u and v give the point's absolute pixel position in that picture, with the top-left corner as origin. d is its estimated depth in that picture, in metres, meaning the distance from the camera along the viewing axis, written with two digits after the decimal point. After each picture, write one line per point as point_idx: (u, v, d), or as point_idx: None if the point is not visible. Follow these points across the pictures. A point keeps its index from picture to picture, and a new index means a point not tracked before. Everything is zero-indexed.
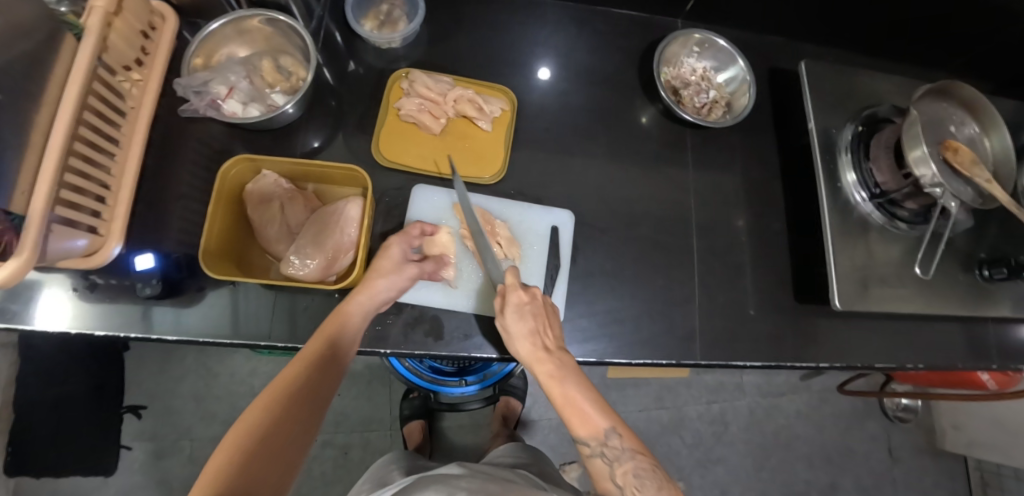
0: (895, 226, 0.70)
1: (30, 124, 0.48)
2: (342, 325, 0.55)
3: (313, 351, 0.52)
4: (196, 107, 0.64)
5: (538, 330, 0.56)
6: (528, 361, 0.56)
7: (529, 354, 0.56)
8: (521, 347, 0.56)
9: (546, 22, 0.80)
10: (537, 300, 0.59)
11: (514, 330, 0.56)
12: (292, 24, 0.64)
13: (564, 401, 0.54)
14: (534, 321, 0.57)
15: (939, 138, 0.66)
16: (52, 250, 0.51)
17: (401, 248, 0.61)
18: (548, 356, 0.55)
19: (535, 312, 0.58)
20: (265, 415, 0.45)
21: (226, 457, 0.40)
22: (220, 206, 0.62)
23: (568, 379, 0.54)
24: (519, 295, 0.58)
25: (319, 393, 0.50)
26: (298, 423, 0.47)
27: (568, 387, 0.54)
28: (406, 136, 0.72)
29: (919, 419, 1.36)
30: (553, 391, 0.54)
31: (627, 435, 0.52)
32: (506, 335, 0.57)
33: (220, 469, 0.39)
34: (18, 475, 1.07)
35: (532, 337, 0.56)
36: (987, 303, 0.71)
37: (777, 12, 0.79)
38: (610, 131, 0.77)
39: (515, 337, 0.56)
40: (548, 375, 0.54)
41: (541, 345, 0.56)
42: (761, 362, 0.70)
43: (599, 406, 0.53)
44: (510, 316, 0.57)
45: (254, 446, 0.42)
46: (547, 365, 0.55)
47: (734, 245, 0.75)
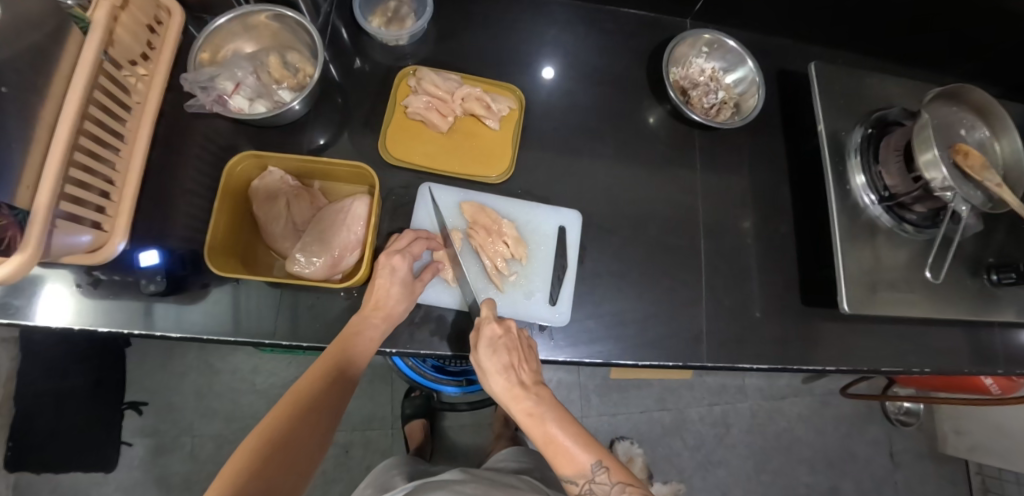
0: (904, 230, 0.70)
1: (35, 117, 0.48)
2: (356, 337, 0.56)
3: (328, 363, 0.54)
4: (203, 103, 0.63)
5: (512, 364, 0.55)
6: (505, 399, 0.55)
7: (505, 392, 0.55)
8: (496, 383, 0.55)
9: (554, 21, 0.80)
10: (511, 333, 0.58)
11: (487, 366, 0.55)
12: (299, 20, 0.64)
13: (545, 438, 0.53)
14: (508, 355, 0.56)
15: (948, 142, 0.66)
16: (56, 246, 0.51)
17: (404, 263, 0.60)
18: (525, 391, 0.54)
19: (509, 345, 0.57)
20: (282, 422, 0.47)
21: (241, 462, 0.43)
22: (228, 201, 0.62)
23: (546, 416, 0.53)
24: (492, 329, 0.57)
25: (335, 403, 0.52)
26: (313, 432, 0.49)
27: (547, 424, 0.53)
28: (413, 134, 0.71)
29: (921, 424, 1.36)
30: (533, 430, 0.53)
31: (614, 469, 0.50)
32: (480, 372, 0.56)
33: (234, 474, 0.42)
34: (17, 471, 1.07)
35: (506, 373, 0.55)
36: (996, 307, 0.71)
37: (787, 13, 0.79)
38: (617, 131, 0.77)
39: (488, 373, 0.55)
40: (525, 413, 0.53)
41: (516, 380, 0.55)
42: (768, 365, 0.70)
43: (582, 440, 0.52)
44: (482, 353, 0.56)
45: (268, 453, 0.45)
46: (524, 403, 0.54)
47: (741, 248, 0.75)
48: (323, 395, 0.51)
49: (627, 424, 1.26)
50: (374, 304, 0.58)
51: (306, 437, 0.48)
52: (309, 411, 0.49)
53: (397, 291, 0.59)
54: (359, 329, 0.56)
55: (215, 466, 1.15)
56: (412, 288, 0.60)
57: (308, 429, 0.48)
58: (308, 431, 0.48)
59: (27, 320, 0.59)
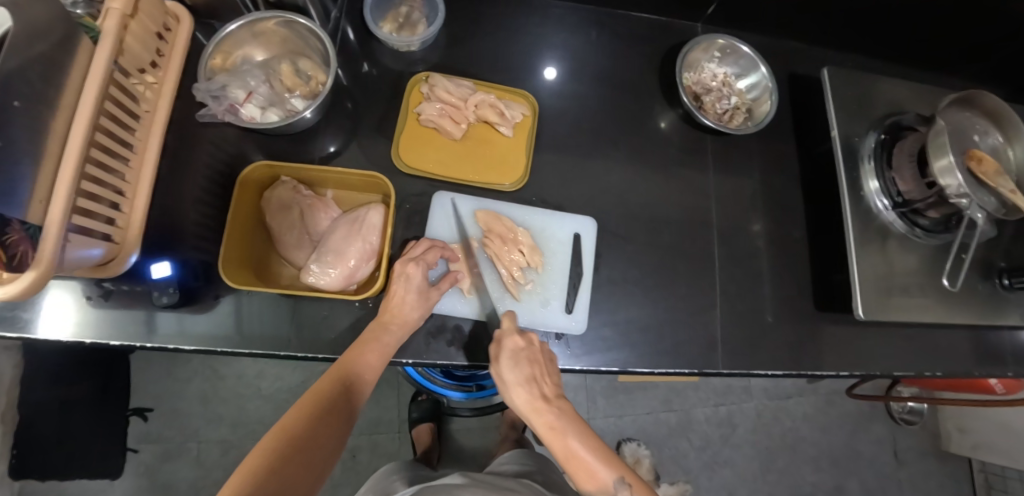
0: (917, 235, 0.70)
1: (46, 130, 0.47)
2: (372, 347, 0.56)
3: (343, 367, 0.54)
4: (214, 112, 0.62)
5: (534, 376, 0.56)
6: (526, 412, 0.56)
7: (526, 404, 0.55)
8: (518, 395, 0.56)
9: (566, 25, 0.79)
10: (533, 346, 0.59)
11: (510, 378, 0.56)
12: (310, 26, 0.63)
13: (566, 453, 0.53)
14: (530, 367, 0.57)
15: (962, 147, 0.66)
16: (68, 260, 0.50)
17: (420, 272, 0.60)
18: (547, 404, 0.55)
19: (530, 357, 0.58)
20: (300, 424, 0.47)
21: (258, 460, 0.42)
22: (241, 212, 0.62)
23: (568, 429, 0.54)
24: (514, 341, 0.58)
25: (350, 407, 0.52)
26: (329, 434, 0.48)
27: (569, 439, 0.53)
28: (426, 141, 0.71)
29: (924, 422, 1.37)
30: (554, 444, 0.54)
31: (636, 485, 0.51)
32: (501, 384, 0.57)
33: (252, 471, 0.41)
34: (21, 479, 1.06)
35: (529, 385, 0.56)
36: (1008, 311, 0.71)
37: (799, 17, 0.79)
38: (629, 136, 0.76)
39: (510, 385, 0.56)
40: (548, 426, 0.54)
41: (538, 392, 0.56)
42: (781, 371, 0.70)
43: (604, 456, 0.52)
44: (504, 364, 0.57)
45: (287, 452, 0.44)
46: (546, 417, 0.55)
47: (754, 253, 0.75)
48: (339, 398, 0.51)
49: (633, 425, 1.26)
50: (392, 312, 0.58)
51: (322, 438, 0.47)
52: (326, 413, 0.49)
53: (413, 299, 0.59)
54: (378, 338, 0.56)
55: (222, 471, 1.14)
56: (428, 296, 0.60)
57: (324, 431, 0.48)
58: (324, 433, 0.47)
59: (31, 333, 0.59)
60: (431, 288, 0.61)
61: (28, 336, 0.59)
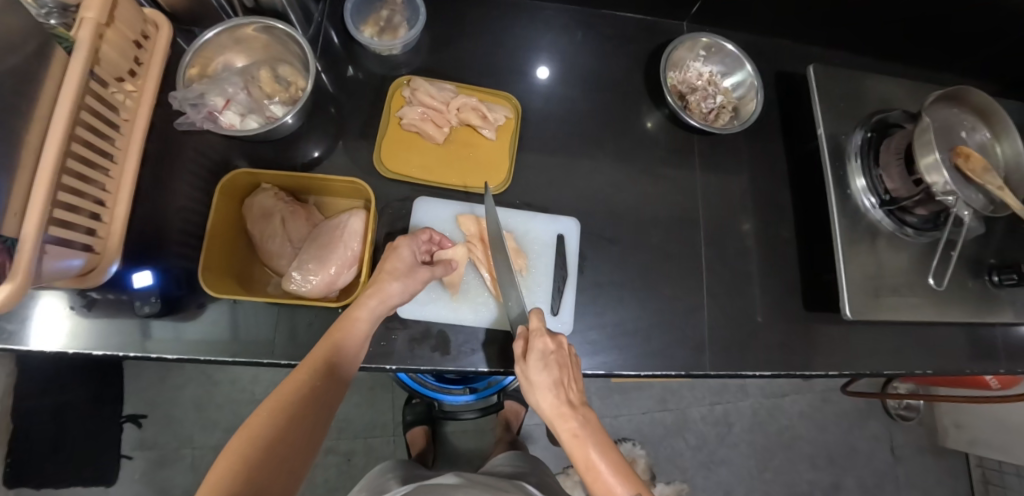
0: (905, 233, 0.69)
1: (20, 142, 0.46)
2: (346, 335, 0.53)
3: (321, 355, 0.51)
4: (194, 120, 0.62)
5: (563, 381, 0.54)
6: (550, 417, 0.53)
7: (552, 409, 0.53)
8: (544, 399, 0.54)
9: (550, 26, 0.78)
10: (562, 349, 0.57)
11: (538, 381, 0.54)
12: (289, 31, 0.63)
13: (585, 464, 0.51)
14: (558, 372, 0.55)
15: (949, 145, 0.65)
16: (47, 272, 0.49)
17: (411, 250, 0.60)
18: (573, 411, 0.53)
19: (559, 361, 0.56)
20: (276, 416, 0.46)
21: (233, 458, 0.42)
22: (221, 220, 0.61)
23: (592, 440, 0.52)
24: (544, 342, 0.56)
25: (329, 396, 0.51)
26: (306, 425, 0.47)
27: (592, 450, 0.51)
28: (409, 146, 0.70)
29: (921, 418, 1.36)
30: (576, 453, 0.52)
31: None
32: (527, 385, 0.55)
33: (227, 476, 0.40)
34: (18, 487, 1.05)
35: (557, 390, 0.53)
36: (998, 308, 0.70)
37: (785, 15, 0.78)
38: (615, 137, 0.76)
39: (537, 387, 0.54)
40: (571, 433, 0.52)
41: (565, 398, 0.53)
42: (771, 371, 0.69)
43: (623, 472, 0.50)
44: (533, 364, 0.55)
45: (262, 448, 0.43)
46: (571, 424, 0.52)
47: (743, 252, 0.74)
48: (317, 388, 0.49)
49: (629, 425, 1.26)
50: (372, 288, 0.56)
51: (298, 430, 0.46)
52: (304, 405, 0.48)
53: (397, 275, 0.58)
54: (354, 321, 0.54)
55: None
56: (415, 273, 0.59)
57: (301, 422, 0.47)
58: (300, 423, 0.47)
59: (22, 345, 0.58)
60: (419, 267, 0.60)
61: (21, 348, 0.58)
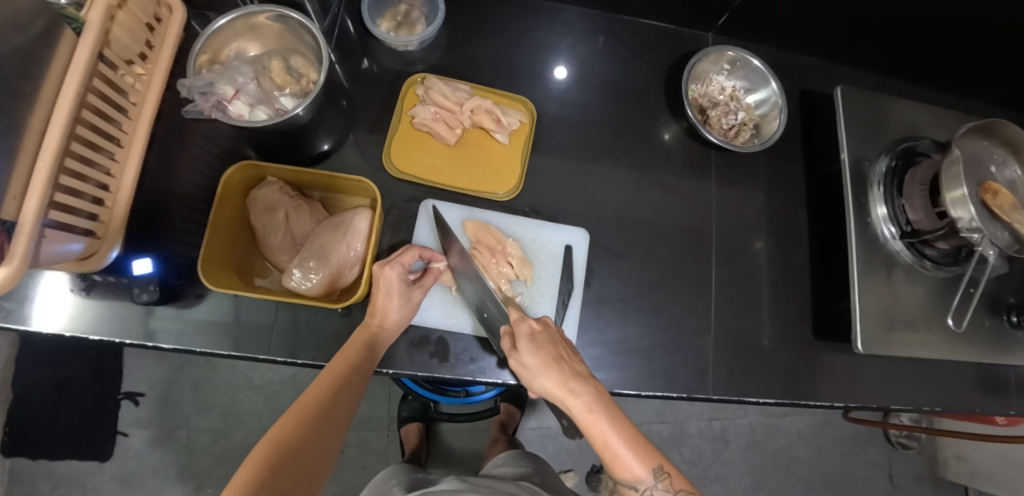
0: (924, 267, 0.67)
1: (24, 125, 0.44)
2: (363, 351, 0.54)
3: (334, 374, 0.51)
4: (201, 108, 0.61)
5: (561, 357, 0.52)
6: (558, 396, 0.49)
7: (558, 386, 0.49)
8: (545, 380, 0.50)
9: (571, 29, 0.77)
10: (550, 329, 0.56)
11: (533, 363, 0.51)
12: (303, 23, 0.61)
13: (602, 441, 0.46)
14: (553, 349, 0.53)
15: (979, 178, 0.63)
16: (46, 255, 0.48)
17: (396, 274, 0.58)
18: (582, 383, 0.49)
19: (549, 339, 0.54)
20: (291, 433, 0.44)
21: (251, 472, 0.39)
22: (224, 211, 0.60)
23: (605, 412, 0.47)
24: (530, 325, 0.56)
25: (340, 414, 0.49)
26: (324, 441, 0.46)
27: (607, 424, 0.46)
28: (419, 145, 0.69)
29: (921, 447, 1.34)
30: (591, 430, 0.46)
31: (675, 475, 0.45)
32: (524, 373, 0.52)
33: (249, 479, 0.38)
34: (14, 456, 1.06)
35: (557, 365, 0.51)
36: (1014, 350, 0.68)
37: (815, 31, 0.76)
38: (631, 148, 0.74)
39: (535, 370, 0.51)
40: (585, 408, 0.47)
41: (568, 372, 0.50)
42: (774, 399, 0.68)
43: (642, 446, 0.46)
44: (525, 349, 0.52)
45: (277, 462, 0.41)
46: (582, 398, 0.47)
47: (755, 274, 0.72)
48: (330, 404, 0.48)
49: None
50: (376, 315, 0.56)
51: (317, 445, 0.45)
52: (319, 421, 0.46)
53: (396, 302, 0.57)
54: (371, 342, 0.55)
55: (210, 460, 1.13)
56: (409, 295, 0.58)
57: (318, 439, 0.45)
58: (316, 442, 0.45)
59: (26, 325, 0.58)
60: (413, 287, 0.59)
61: (23, 329, 0.58)
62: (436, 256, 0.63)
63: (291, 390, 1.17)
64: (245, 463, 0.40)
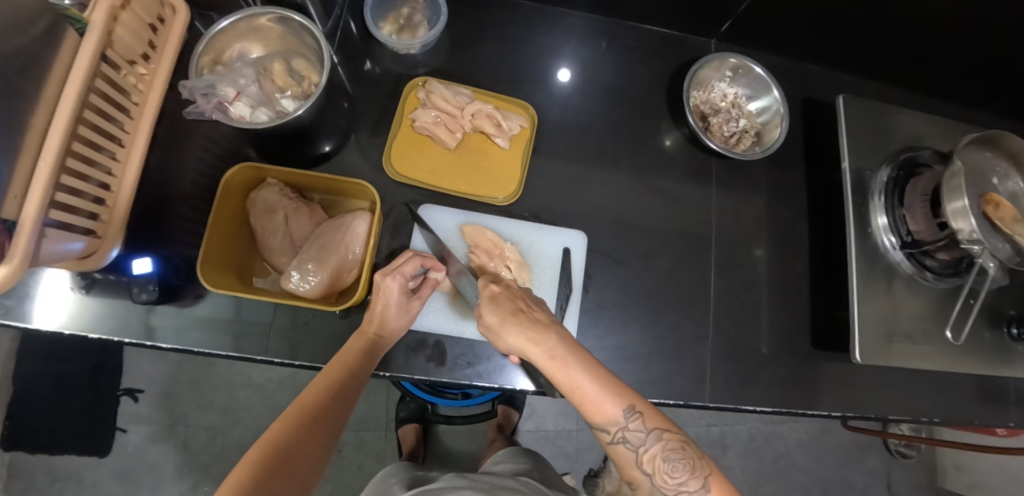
0: (924, 277, 0.66)
1: (25, 125, 0.44)
2: (360, 354, 0.54)
3: (332, 378, 0.51)
4: (203, 110, 0.61)
5: (521, 309, 0.49)
6: (521, 347, 0.47)
7: (520, 338, 0.47)
8: (507, 335, 0.48)
9: (574, 34, 0.77)
10: (511, 289, 0.53)
11: (493, 321, 0.49)
12: (304, 25, 0.61)
13: (569, 385, 0.45)
14: (512, 302, 0.51)
15: (981, 190, 0.62)
16: (46, 254, 0.48)
17: (398, 282, 0.57)
18: (544, 331, 0.47)
19: (510, 296, 0.52)
20: (286, 438, 0.44)
21: (243, 472, 0.39)
22: (224, 212, 0.61)
23: (570, 357, 0.45)
24: (491, 288, 0.53)
25: (337, 419, 0.49)
26: (319, 445, 0.46)
27: (573, 368, 0.44)
28: (419, 148, 0.69)
29: (920, 456, 1.34)
30: (555, 375, 0.45)
31: (648, 413, 0.44)
32: (489, 333, 0.51)
33: (241, 480, 0.39)
34: (14, 450, 1.07)
35: (516, 316, 0.48)
36: (1014, 363, 0.68)
37: (818, 39, 0.75)
38: (632, 154, 0.74)
39: (498, 327, 0.49)
40: (548, 356, 0.45)
41: (528, 322, 0.48)
42: (772, 408, 0.67)
43: (611, 386, 0.44)
44: (485, 310, 0.51)
45: (270, 467, 0.41)
46: (545, 345, 0.45)
47: (754, 282, 0.72)
48: (327, 407, 0.48)
49: None
50: (374, 323, 0.56)
51: (312, 448, 0.45)
52: (315, 423, 0.46)
53: (395, 311, 0.57)
54: (370, 347, 0.55)
55: (208, 458, 1.13)
56: (409, 306, 0.58)
57: (314, 442, 0.45)
58: (312, 446, 0.45)
59: (26, 322, 0.58)
60: (414, 297, 0.59)
61: (23, 325, 0.58)
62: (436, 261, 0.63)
63: (290, 389, 1.17)
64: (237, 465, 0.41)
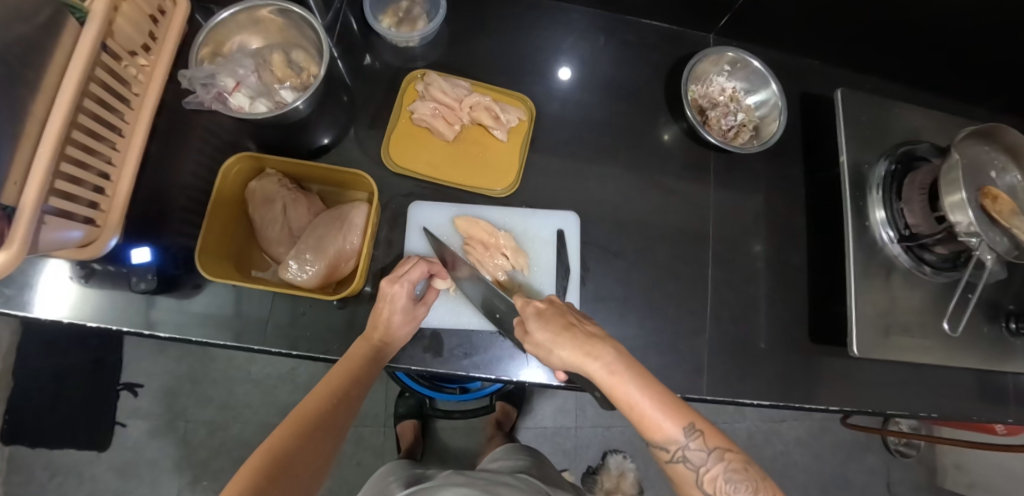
0: (922, 271, 0.66)
1: (25, 112, 0.44)
2: (362, 365, 0.54)
3: (336, 385, 0.51)
4: (202, 100, 0.62)
5: (572, 322, 0.48)
6: (578, 363, 0.45)
7: (575, 352, 0.45)
8: (562, 351, 0.46)
9: (573, 28, 0.77)
10: (556, 304, 0.51)
11: (544, 337, 0.47)
12: (305, 17, 0.62)
13: (629, 402, 0.43)
14: (560, 318, 0.49)
15: (978, 183, 0.62)
16: (45, 242, 0.48)
17: (406, 289, 0.56)
18: (600, 345, 0.45)
19: (558, 313, 0.50)
20: (288, 444, 0.44)
21: (245, 479, 0.39)
22: (224, 201, 0.61)
23: (628, 371, 0.43)
24: (535, 305, 0.50)
25: (337, 426, 0.49)
26: (319, 453, 0.46)
27: (633, 384, 0.42)
28: (418, 140, 0.70)
29: (920, 456, 1.33)
30: (616, 392, 0.43)
31: (710, 432, 0.42)
32: (539, 351, 0.48)
33: (243, 487, 0.39)
34: (14, 443, 1.07)
35: (569, 330, 0.47)
36: (1012, 357, 0.68)
37: (817, 34, 0.76)
38: (630, 147, 0.74)
39: (551, 345, 0.46)
40: (607, 371, 0.43)
41: (581, 336, 0.46)
42: (770, 402, 0.67)
43: (671, 405, 0.43)
44: (534, 327, 0.48)
45: (272, 472, 0.41)
46: (603, 359, 0.43)
47: (752, 276, 0.72)
48: (329, 414, 0.49)
49: (621, 437, 1.24)
50: (379, 328, 0.56)
51: (313, 455, 0.45)
52: (317, 431, 0.47)
53: (400, 318, 0.56)
54: (373, 354, 0.55)
55: (207, 452, 1.13)
56: (414, 312, 0.58)
57: (314, 450, 0.45)
58: (313, 454, 0.45)
59: (27, 312, 0.59)
60: (418, 303, 0.59)
61: (24, 314, 0.59)
62: (440, 268, 0.63)
63: (289, 384, 1.17)
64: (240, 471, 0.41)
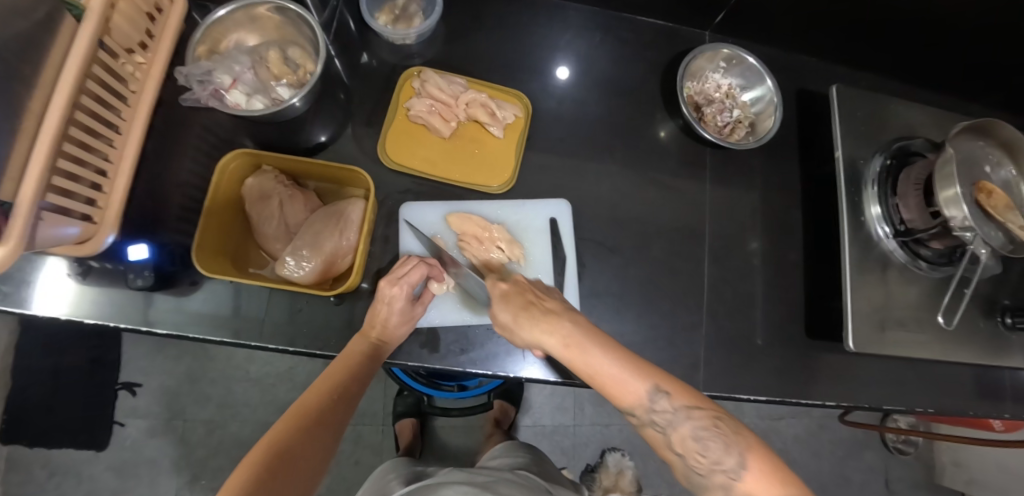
0: (918, 266, 0.67)
1: (23, 109, 0.44)
2: (361, 361, 0.54)
3: (336, 381, 0.51)
4: (199, 96, 0.63)
5: (532, 300, 0.49)
6: (537, 338, 0.47)
7: (533, 328, 0.47)
8: (523, 330, 0.48)
9: (569, 26, 0.77)
10: (519, 283, 0.53)
11: (505, 318, 0.50)
12: (302, 15, 0.62)
13: (590, 371, 0.44)
14: (520, 297, 0.50)
15: (972, 178, 0.62)
16: (43, 238, 0.48)
17: (403, 290, 0.56)
18: (557, 318, 0.46)
19: (519, 290, 0.51)
20: (286, 437, 0.45)
21: (246, 473, 0.41)
22: (219, 197, 0.61)
23: (585, 341, 0.44)
24: (499, 286, 0.52)
25: (337, 420, 0.50)
26: (320, 446, 0.47)
27: (590, 353, 0.44)
28: (414, 137, 0.70)
29: (919, 453, 1.33)
30: (574, 362, 0.44)
31: (675, 392, 0.43)
32: (505, 330, 0.51)
33: (243, 480, 0.40)
34: (13, 443, 1.08)
35: (527, 307, 0.48)
36: (1008, 352, 0.68)
37: (812, 31, 0.76)
38: (627, 144, 0.74)
39: (511, 323, 0.49)
40: (563, 344, 0.45)
41: (538, 311, 0.48)
42: (766, 397, 0.67)
43: (632, 369, 0.44)
44: (497, 307, 0.51)
45: (272, 464, 0.43)
46: (558, 332, 0.45)
47: (748, 272, 0.72)
48: (328, 409, 0.50)
49: (620, 434, 1.24)
50: (377, 327, 0.56)
51: (314, 448, 0.46)
52: (317, 425, 0.48)
53: (397, 319, 0.56)
54: (372, 351, 0.55)
55: (206, 451, 1.13)
56: (412, 312, 0.58)
57: (314, 443, 0.47)
58: (313, 447, 0.46)
59: (25, 309, 0.59)
60: (415, 303, 0.59)
61: (22, 311, 0.59)
62: (440, 274, 0.64)
63: (288, 383, 1.17)
64: (241, 464, 0.42)
